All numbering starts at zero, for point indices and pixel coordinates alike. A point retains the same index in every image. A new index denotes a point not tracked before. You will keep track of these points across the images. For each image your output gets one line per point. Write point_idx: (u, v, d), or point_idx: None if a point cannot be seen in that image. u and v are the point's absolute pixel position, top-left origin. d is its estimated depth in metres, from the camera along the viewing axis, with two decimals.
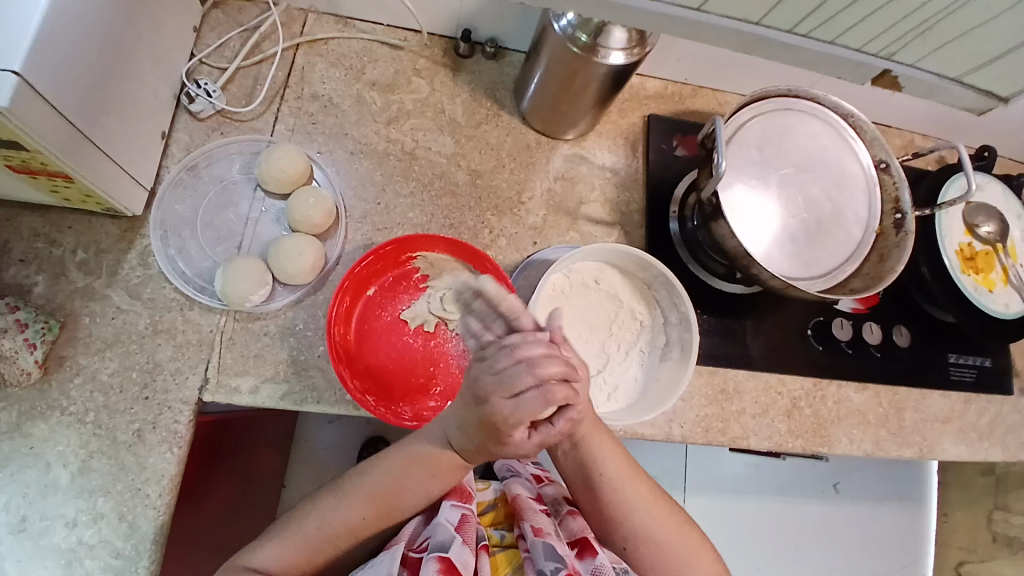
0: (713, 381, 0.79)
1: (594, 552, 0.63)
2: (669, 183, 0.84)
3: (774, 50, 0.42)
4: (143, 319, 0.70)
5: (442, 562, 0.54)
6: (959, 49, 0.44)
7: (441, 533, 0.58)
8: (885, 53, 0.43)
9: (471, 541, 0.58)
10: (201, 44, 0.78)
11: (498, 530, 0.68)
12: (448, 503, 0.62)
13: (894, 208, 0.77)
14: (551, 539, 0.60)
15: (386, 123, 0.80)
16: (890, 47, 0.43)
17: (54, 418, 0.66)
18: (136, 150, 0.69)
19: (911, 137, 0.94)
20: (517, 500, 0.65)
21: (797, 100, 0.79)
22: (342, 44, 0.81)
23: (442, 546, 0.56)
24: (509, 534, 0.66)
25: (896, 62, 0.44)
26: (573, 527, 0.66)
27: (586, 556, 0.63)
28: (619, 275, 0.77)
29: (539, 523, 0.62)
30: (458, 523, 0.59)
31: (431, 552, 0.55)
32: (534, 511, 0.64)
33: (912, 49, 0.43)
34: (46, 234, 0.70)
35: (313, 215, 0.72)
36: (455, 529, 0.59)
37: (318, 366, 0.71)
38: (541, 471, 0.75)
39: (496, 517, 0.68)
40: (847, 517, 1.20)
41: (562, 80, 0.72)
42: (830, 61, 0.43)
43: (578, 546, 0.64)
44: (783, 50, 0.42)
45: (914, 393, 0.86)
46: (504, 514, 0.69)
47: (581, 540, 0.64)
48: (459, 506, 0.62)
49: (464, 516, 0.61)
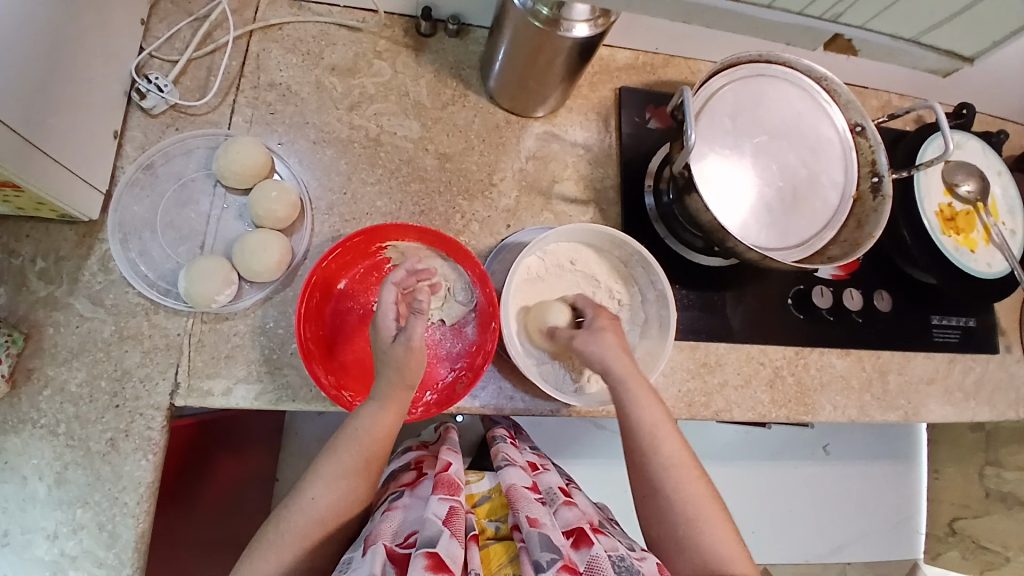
0: (695, 356, 0.78)
1: (590, 543, 0.59)
2: (644, 157, 0.82)
3: (712, 16, 0.40)
4: (108, 325, 0.68)
5: (431, 558, 0.52)
6: (908, 11, 0.41)
7: (428, 528, 0.56)
8: (829, 15, 0.40)
9: (460, 534, 0.56)
10: (150, 37, 0.75)
11: (491, 522, 0.68)
12: (435, 498, 0.60)
13: (870, 171, 0.76)
14: (545, 529, 0.58)
15: (349, 109, 0.78)
16: (833, 9, 0.40)
17: (26, 432, 0.65)
18: (88, 153, 0.66)
19: (888, 97, 0.92)
20: (511, 490, 0.64)
21: (769, 65, 0.77)
22: (298, 29, 0.78)
23: (430, 541, 0.54)
24: (503, 526, 0.67)
25: (846, 24, 0.41)
26: (568, 518, 0.64)
27: (582, 545, 0.59)
28: (595, 254, 0.76)
29: (534, 514, 0.60)
30: (446, 517, 0.57)
31: (419, 549, 0.53)
32: (527, 502, 0.62)
33: (857, 11, 0.40)
34: (3, 244, 0.68)
35: (276, 209, 0.70)
36: (443, 523, 0.57)
37: (292, 363, 0.70)
38: (536, 459, 0.78)
39: (491, 511, 0.69)
40: (838, 478, 1.21)
41: (527, 55, 0.70)
42: (775, 27, 0.41)
43: (574, 536, 0.60)
44: (723, 16, 0.40)
45: (898, 356, 0.86)
46: (498, 507, 0.70)
47: (577, 532, 0.61)
48: (447, 500, 0.60)
49: (452, 509, 0.59)
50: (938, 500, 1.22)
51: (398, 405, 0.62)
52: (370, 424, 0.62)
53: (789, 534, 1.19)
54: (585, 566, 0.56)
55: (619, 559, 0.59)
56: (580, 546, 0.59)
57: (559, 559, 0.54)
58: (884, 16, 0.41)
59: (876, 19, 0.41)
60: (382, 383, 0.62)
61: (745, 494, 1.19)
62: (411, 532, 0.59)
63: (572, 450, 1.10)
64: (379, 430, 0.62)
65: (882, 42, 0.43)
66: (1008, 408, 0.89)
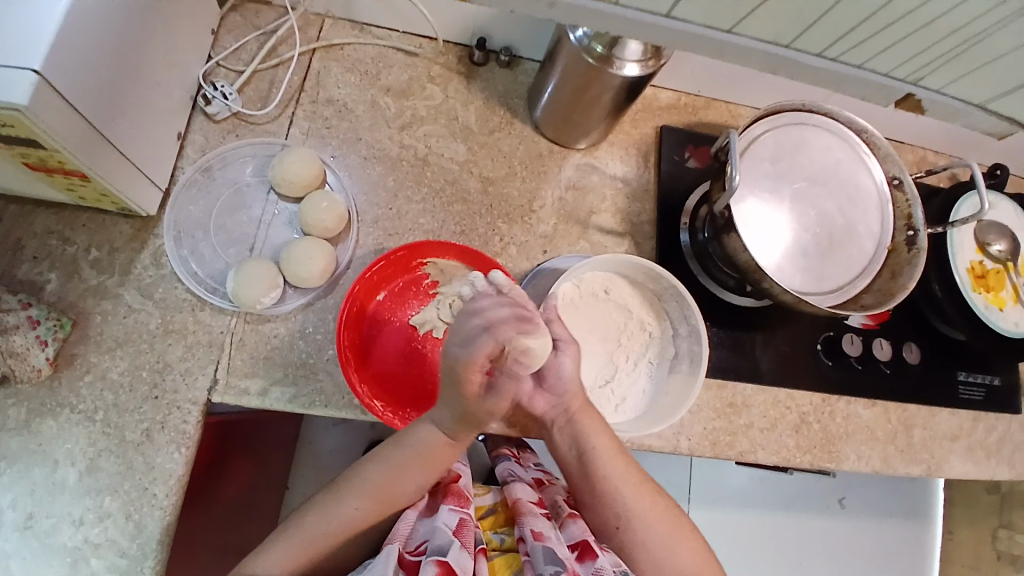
0: (721, 395, 0.79)
1: (594, 556, 0.62)
2: (681, 194, 0.84)
3: (798, 69, 0.42)
4: (154, 318, 0.70)
5: (441, 565, 0.54)
6: (983, 78, 0.41)
7: (438, 537, 0.58)
8: (911, 77, 0.42)
9: (469, 545, 0.59)
10: (218, 47, 0.79)
11: (497, 533, 0.69)
12: (445, 509, 0.62)
13: (906, 224, 0.77)
14: (550, 542, 0.60)
15: (400, 129, 0.81)
16: (917, 72, 0.41)
17: (64, 416, 0.67)
18: (151, 151, 0.70)
19: (923, 153, 0.94)
20: (517, 502, 0.66)
21: (811, 115, 0.79)
22: (358, 50, 0.82)
23: (441, 550, 0.56)
24: (509, 538, 0.68)
25: (923, 86, 0.42)
26: (574, 531, 0.66)
27: (586, 558, 0.62)
28: (629, 286, 0.76)
29: (539, 527, 0.62)
30: (456, 528, 0.60)
31: (429, 556, 0.55)
32: (534, 514, 0.64)
33: (940, 75, 0.41)
34: (61, 233, 0.71)
35: (325, 219, 0.72)
36: (453, 534, 0.59)
37: (326, 369, 0.71)
38: (543, 475, 0.78)
39: (496, 522, 0.70)
40: (850, 531, 1.19)
41: (575, 90, 0.73)
42: (856, 81, 0.42)
43: (579, 550, 0.63)
44: (806, 70, 0.42)
45: (923, 411, 0.86)
46: (503, 519, 0.70)
47: (581, 544, 0.63)
48: (456, 511, 0.62)
49: (462, 521, 0.61)
50: (950, 562, 1.19)
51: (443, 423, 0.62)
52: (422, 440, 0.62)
53: None
54: None
55: (624, 574, 0.62)
56: (584, 560, 0.62)
57: (563, 572, 0.57)
58: (963, 82, 0.42)
59: (956, 83, 0.42)
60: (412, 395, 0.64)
61: (757, 539, 1.17)
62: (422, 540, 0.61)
63: None
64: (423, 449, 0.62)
65: (956, 106, 0.44)
66: None
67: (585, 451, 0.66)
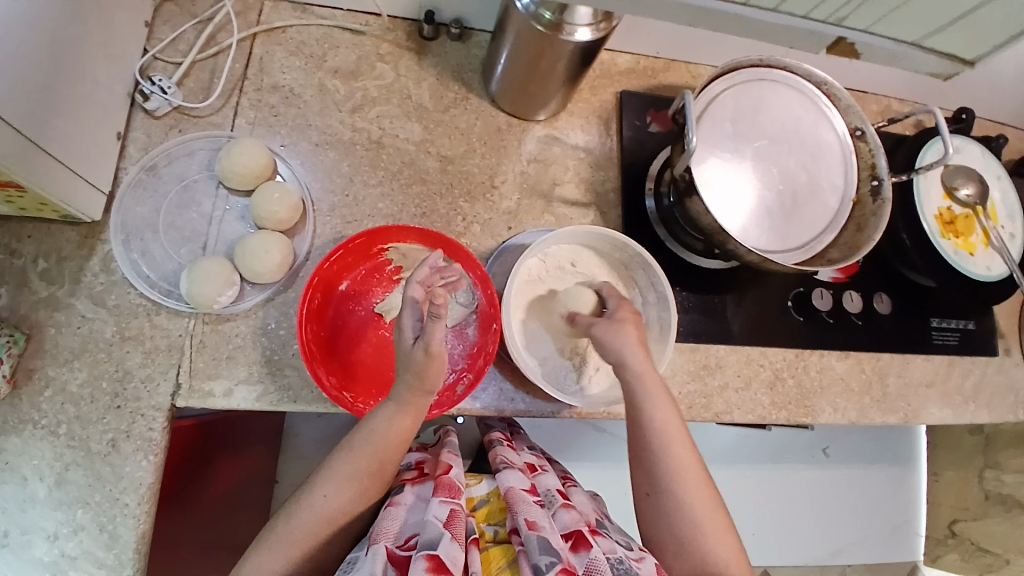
0: (695, 358, 0.78)
1: (588, 546, 0.60)
2: (644, 159, 0.83)
3: (714, 19, 0.40)
4: (109, 326, 0.68)
5: (431, 560, 0.53)
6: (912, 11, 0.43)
7: (429, 530, 0.57)
8: (833, 19, 0.42)
9: (459, 536, 0.58)
10: (154, 39, 0.75)
11: (491, 526, 0.69)
12: (436, 500, 0.61)
13: (870, 175, 0.76)
14: (544, 532, 0.59)
15: (351, 112, 0.78)
16: (838, 13, 0.41)
17: (27, 432, 0.65)
18: (91, 153, 0.67)
19: (887, 102, 0.93)
20: (511, 492, 0.66)
21: (768, 70, 0.77)
22: (301, 32, 0.78)
23: (431, 543, 0.55)
24: (502, 530, 0.68)
25: (848, 28, 0.42)
26: (567, 519, 0.65)
27: (581, 548, 0.59)
28: (596, 257, 0.75)
29: (533, 517, 0.61)
30: (447, 520, 0.59)
31: (421, 551, 0.54)
32: (527, 504, 0.63)
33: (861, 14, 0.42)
34: (7, 245, 0.68)
35: (278, 211, 0.70)
36: (444, 525, 0.58)
37: (292, 365, 0.70)
38: (535, 460, 0.80)
39: (490, 514, 0.71)
40: (836, 480, 1.22)
41: (528, 59, 0.71)
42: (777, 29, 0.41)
43: (573, 540, 0.61)
44: (733, 22, 0.41)
45: (897, 359, 0.86)
46: (497, 511, 0.71)
47: (575, 534, 0.61)
48: (448, 502, 0.61)
49: (453, 512, 0.60)
50: (937, 503, 1.22)
51: (412, 408, 0.63)
52: (386, 426, 0.63)
53: (787, 535, 1.19)
54: (583, 570, 0.57)
55: (618, 561, 0.60)
56: (579, 549, 0.59)
57: (558, 562, 0.55)
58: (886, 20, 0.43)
59: (879, 23, 0.43)
60: (402, 388, 0.62)
61: (746, 495, 1.19)
62: (411, 535, 0.60)
63: (572, 452, 1.10)
64: (376, 430, 0.62)
65: (883, 44, 0.45)
66: (1007, 411, 0.90)
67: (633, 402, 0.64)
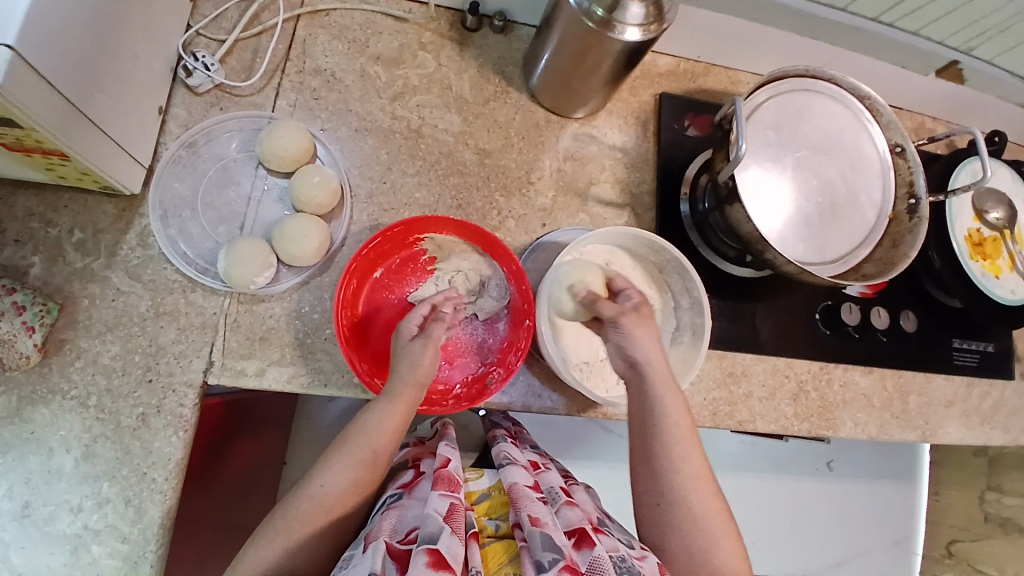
0: (722, 366, 0.79)
1: (592, 543, 0.59)
2: (681, 163, 0.82)
3: None
4: (144, 301, 0.68)
5: (432, 554, 0.53)
6: None
7: (429, 524, 0.57)
8: None
9: (460, 531, 0.57)
10: (198, 15, 0.75)
11: (492, 520, 0.69)
12: (436, 494, 0.61)
13: (908, 192, 0.76)
14: (547, 529, 0.58)
15: (392, 100, 0.78)
16: None
17: (56, 403, 0.65)
18: (132, 127, 0.66)
19: (922, 119, 0.93)
20: (514, 488, 0.65)
21: (815, 81, 0.77)
22: (345, 16, 0.78)
23: (431, 538, 0.55)
24: (503, 525, 0.68)
25: None
26: (571, 517, 0.64)
27: (584, 546, 0.59)
28: (630, 259, 0.75)
29: (536, 514, 0.61)
30: (447, 513, 0.58)
31: (420, 546, 0.54)
32: (530, 501, 0.63)
33: None
34: (42, 214, 0.68)
35: (318, 194, 0.69)
36: (443, 520, 0.58)
37: (325, 349, 0.70)
38: (538, 458, 0.80)
39: (491, 508, 0.71)
40: (839, 494, 1.22)
41: (573, 55, 0.70)
42: None
43: (576, 537, 0.61)
44: None
45: (919, 377, 0.86)
46: (498, 505, 0.71)
47: (579, 532, 0.61)
48: (448, 496, 0.61)
49: (452, 506, 0.60)
50: (937, 522, 1.23)
51: (408, 401, 0.63)
52: (379, 419, 0.62)
53: (789, 546, 1.20)
54: (587, 567, 0.57)
55: (621, 559, 0.59)
56: (582, 547, 0.59)
57: (561, 560, 0.55)
58: None
59: None
60: (395, 382, 0.63)
61: (750, 504, 1.18)
62: (411, 529, 0.60)
63: (583, 451, 1.11)
64: (388, 424, 0.62)
65: None
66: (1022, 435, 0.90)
67: (646, 401, 0.64)
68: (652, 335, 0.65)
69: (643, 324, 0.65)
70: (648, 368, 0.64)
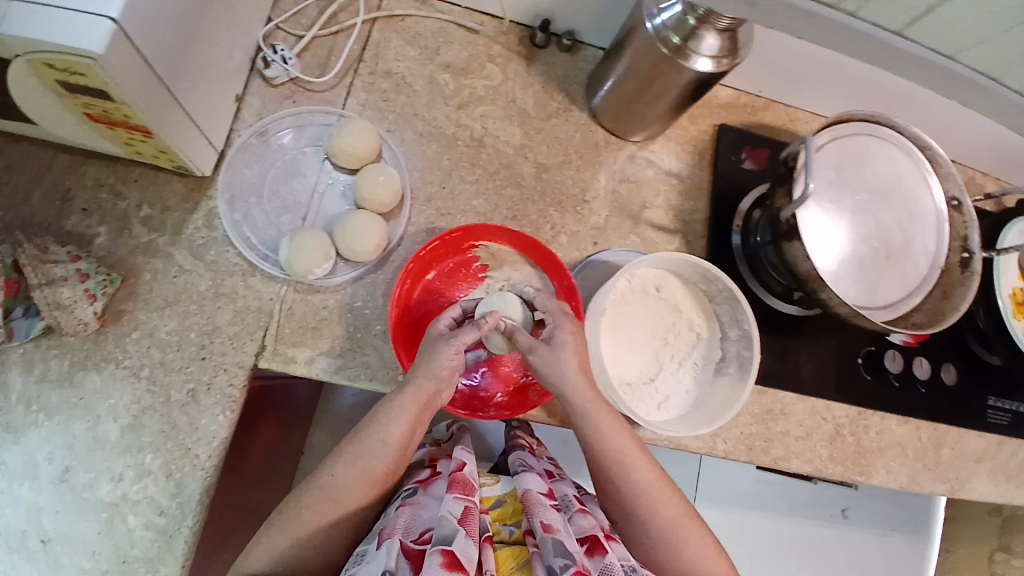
0: (761, 401, 0.78)
1: (604, 551, 0.59)
2: (735, 195, 0.83)
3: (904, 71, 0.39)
4: (205, 281, 0.70)
5: (446, 555, 0.53)
6: None
7: (443, 526, 0.57)
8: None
9: (474, 533, 0.57)
10: (279, 10, 0.77)
11: (506, 526, 0.70)
12: (450, 496, 0.61)
13: (962, 246, 0.75)
14: (559, 535, 0.58)
15: (457, 107, 0.79)
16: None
17: (109, 371, 0.67)
18: (211, 111, 0.68)
19: (971, 172, 0.95)
20: (526, 495, 0.64)
21: (879, 127, 0.78)
22: (419, 22, 0.80)
23: (445, 539, 0.55)
24: (517, 531, 0.68)
25: None
26: (583, 524, 0.63)
27: (596, 552, 0.58)
28: (681, 285, 0.76)
29: (548, 520, 0.60)
30: (461, 516, 0.58)
31: (433, 546, 0.54)
32: (543, 507, 0.62)
33: None
34: (113, 187, 0.70)
35: (380, 193, 0.71)
36: (458, 522, 0.58)
37: (373, 345, 0.71)
38: (553, 468, 0.78)
39: (503, 515, 0.71)
40: (852, 543, 1.19)
41: (641, 80, 0.72)
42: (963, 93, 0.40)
43: (588, 544, 0.60)
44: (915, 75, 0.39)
45: (953, 431, 0.85)
46: (511, 512, 0.71)
47: (590, 539, 0.60)
48: (461, 499, 0.61)
49: (467, 509, 0.60)
50: None
51: (416, 395, 0.62)
52: (391, 412, 0.62)
53: None
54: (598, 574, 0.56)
55: (631, 569, 0.58)
56: (594, 553, 0.58)
57: (573, 565, 0.54)
58: None
59: None
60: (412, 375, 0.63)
61: (762, 543, 1.16)
62: (425, 530, 0.60)
63: None
64: (404, 418, 0.62)
65: None
66: None
67: (582, 428, 0.64)
68: (579, 358, 0.64)
69: (570, 347, 0.64)
70: (579, 394, 0.63)
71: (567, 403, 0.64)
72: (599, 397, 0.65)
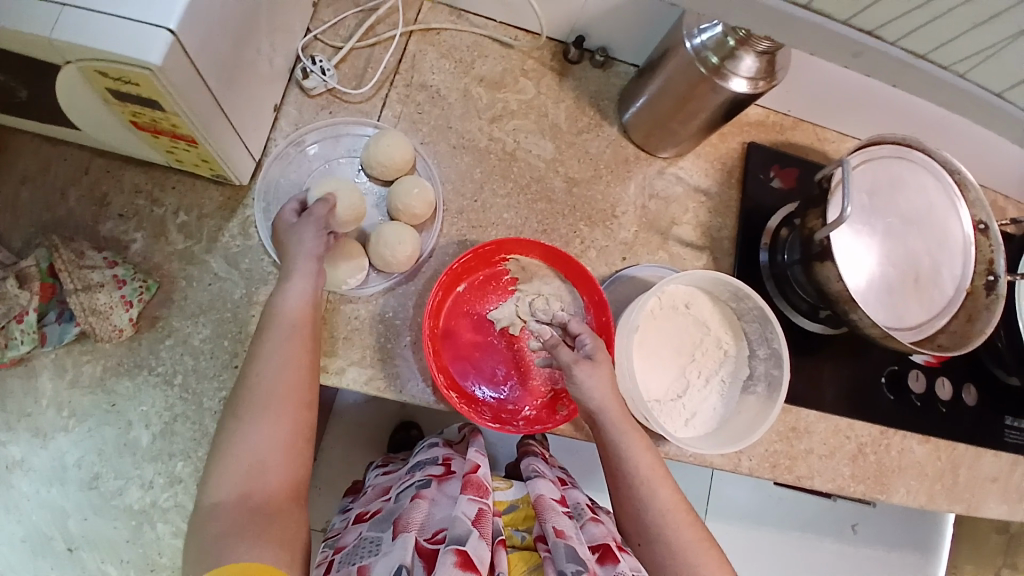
0: (786, 419, 0.79)
1: (615, 560, 0.60)
2: (763, 213, 0.84)
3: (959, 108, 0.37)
4: (239, 289, 0.70)
5: (460, 555, 0.54)
6: None
7: (456, 527, 0.57)
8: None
9: (487, 536, 0.58)
10: (318, 20, 0.78)
11: (518, 530, 0.69)
12: (464, 497, 0.60)
13: (987, 269, 0.75)
14: (571, 542, 0.58)
15: (490, 121, 0.80)
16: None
17: (141, 378, 0.67)
18: (252, 121, 0.68)
19: (996, 196, 0.95)
20: (539, 499, 0.64)
21: (910, 150, 0.78)
22: (455, 36, 0.81)
23: (460, 540, 0.55)
24: (529, 536, 0.68)
25: None
26: (594, 533, 0.64)
27: (607, 561, 0.60)
28: (710, 302, 0.76)
29: (561, 526, 0.60)
30: (476, 518, 0.58)
31: (447, 546, 0.55)
32: (555, 512, 0.62)
33: None
34: (149, 193, 0.71)
35: (415, 205, 0.72)
36: (472, 524, 0.58)
37: (404, 355, 0.71)
38: (564, 475, 0.78)
39: (514, 520, 0.70)
40: (859, 559, 1.19)
41: (676, 98, 0.72)
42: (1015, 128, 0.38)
43: (599, 552, 0.61)
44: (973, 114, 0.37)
45: (970, 452, 0.85)
46: (522, 516, 0.71)
47: (602, 547, 0.61)
48: (475, 501, 0.60)
49: (480, 511, 0.60)
50: None
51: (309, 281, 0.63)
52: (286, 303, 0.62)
53: None
54: None
55: None
56: (605, 562, 0.60)
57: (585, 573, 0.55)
58: None
59: None
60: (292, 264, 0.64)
61: (769, 558, 1.17)
62: (439, 529, 0.60)
63: None
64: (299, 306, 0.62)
65: None
66: None
67: (609, 446, 0.63)
68: (610, 381, 0.64)
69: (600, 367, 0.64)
70: (605, 411, 0.63)
71: (602, 425, 0.63)
72: (627, 417, 0.64)
